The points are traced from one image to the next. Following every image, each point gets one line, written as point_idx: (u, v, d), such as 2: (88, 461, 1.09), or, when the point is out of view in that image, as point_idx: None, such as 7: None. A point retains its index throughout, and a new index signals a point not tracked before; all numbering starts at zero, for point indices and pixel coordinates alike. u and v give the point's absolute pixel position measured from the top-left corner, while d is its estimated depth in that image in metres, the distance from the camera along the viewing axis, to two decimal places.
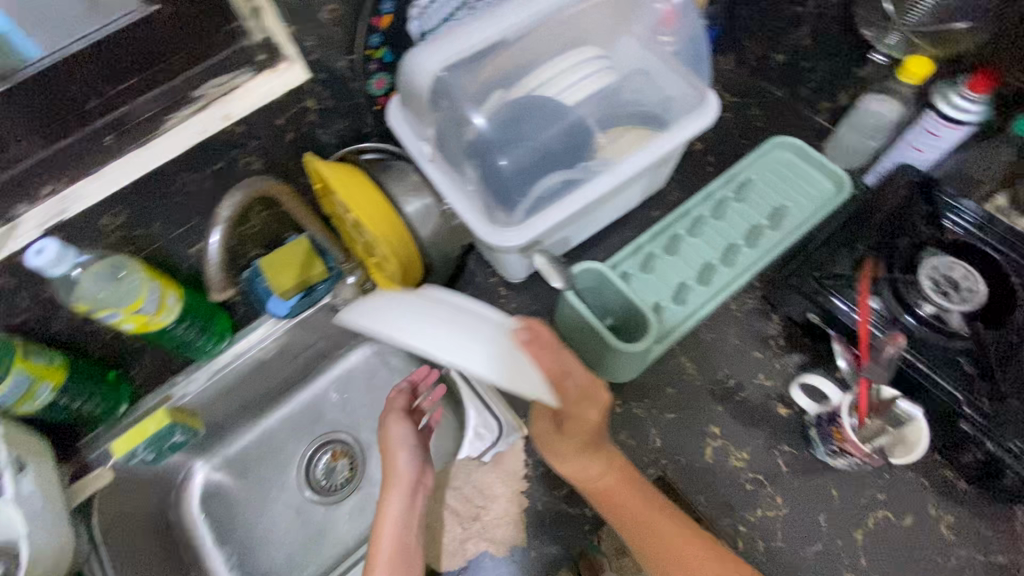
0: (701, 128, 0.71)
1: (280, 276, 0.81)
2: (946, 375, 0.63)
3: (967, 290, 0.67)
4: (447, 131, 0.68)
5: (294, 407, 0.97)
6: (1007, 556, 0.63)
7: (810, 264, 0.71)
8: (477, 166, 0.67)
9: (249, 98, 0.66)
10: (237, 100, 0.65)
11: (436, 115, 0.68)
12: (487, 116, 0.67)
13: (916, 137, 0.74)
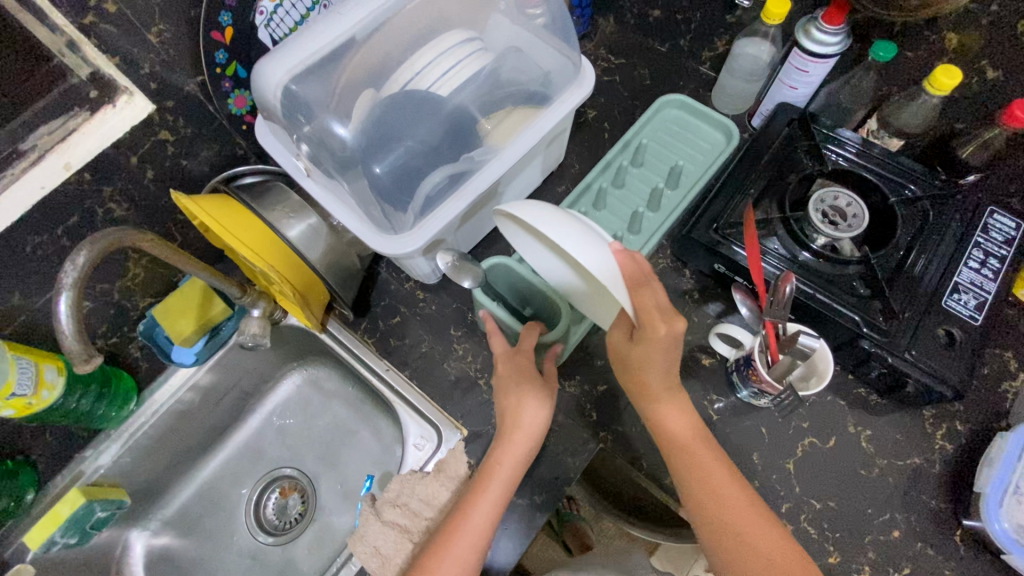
0: (580, 99, 0.72)
1: (178, 323, 0.76)
2: (845, 302, 0.66)
3: (851, 217, 0.71)
4: (318, 142, 0.63)
5: (230, 452, 0.92)
6: (922, 456, 0.67)
7: (709, 217, 0.72)
8: (358, 175, 0.64)
9: (90, 143, 0.61)
10: (77, 147, 0.60)
11: (302, 127, 0.63)
12: (358, 122, 0.63)
13: (788, 75, 0.76)
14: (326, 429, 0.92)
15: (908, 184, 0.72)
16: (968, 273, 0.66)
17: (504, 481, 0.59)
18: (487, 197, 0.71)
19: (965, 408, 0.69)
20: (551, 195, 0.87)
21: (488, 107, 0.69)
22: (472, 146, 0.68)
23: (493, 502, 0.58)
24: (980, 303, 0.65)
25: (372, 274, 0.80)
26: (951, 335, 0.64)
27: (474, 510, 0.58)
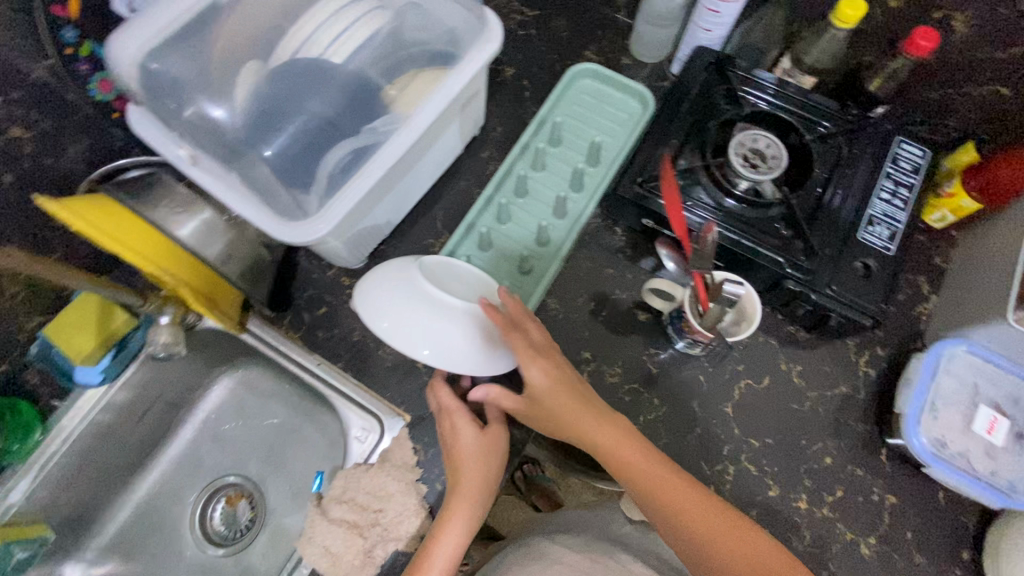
0: (490, 53, 0.65)
1: (73, 341, 0.69)
2: (768, 245, 0.66)
3: (771, 158, 0.71)
4: (202, 125, 0.58)
5: (165, 468, 0.85)
6: (849, 384, 0.71)
7: (632, 171, 0.71)
8: (253, 160, 0.59)
9: None
10: None
11: (182, 109, 0.57)
12: (245, 102, 0.58)
13: (701, 17, 0.74)
14: (266, 431, 0.88)
15: (822, 120, 0.72)
16: (880, 205, 0.68)
17: (470, 495, 0.60)
18: (399, 170, 0.64)
19: (885, 334, 0.72)
20: (475, 162, 0.83)
21: (390, 73, 0.65)
22: (375, 117, 0.62)
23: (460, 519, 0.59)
24: (893, 234, 0.67)
25: (290, 263, 0.74)
26: (868, 266, 0.66)
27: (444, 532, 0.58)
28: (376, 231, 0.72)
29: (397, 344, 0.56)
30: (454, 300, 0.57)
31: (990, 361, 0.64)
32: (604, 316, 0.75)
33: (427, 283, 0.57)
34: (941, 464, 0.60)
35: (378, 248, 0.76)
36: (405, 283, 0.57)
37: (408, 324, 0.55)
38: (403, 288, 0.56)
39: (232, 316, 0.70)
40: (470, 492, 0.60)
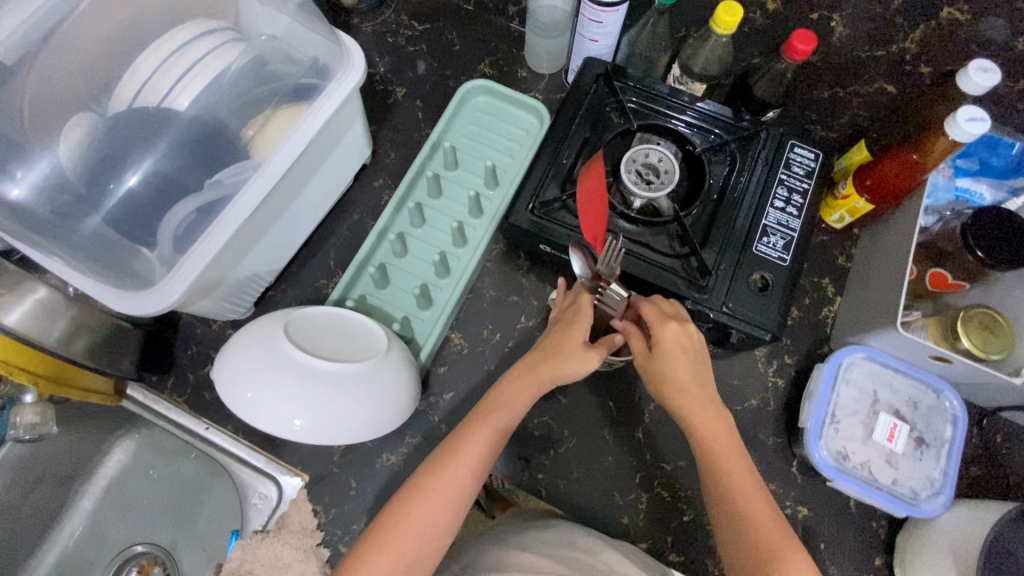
0: (351, 86, 0.61)
1: None
2: (661, 266, 0.65)
3: (664, 173, 0.69)
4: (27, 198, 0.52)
5: (66, 544, 0.80)
6: (759, 397, 0.70)
7: (521, 197, 0.68)
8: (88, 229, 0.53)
9: None
10: None
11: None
12: (70, 164, 0.53)
13: (585, 27, 0.71)
14: (175, 493, 0.82)
15: (714, 129, 0.71)
16: (775, 214, 0.67)
17: (461, 482, 0.55)
18: (265, 219, 0.60)
19: (792, 342, 0.71)
20: (368, 192, 0.78)
21: (244, 114, 0.59)
22: (227, 166, 0.57)
23: (449, 500, 0.54)
24: (788, 243, 0.66)
25: (167, 322, 0.69)
26: (765, 280, 0.64)
27: (422, 512, 0.53)
28: (255, 281, 0.67)
29: (263, 423, 0.52)
30: (331, 368, 0.53)
31: (888, 366, 0.64)
32: (510, 347, 0.72)
33: (299, 350, 0.53)
34: (844, 477, 0.60)
35: (267, 295, 0.72)
36: (271, 352, 0.53)
37: (272, 403, 0.51)
38: (263, 360, 0.52)
39: (100, 387, 0.64)
40: (461, 480, 0.55)
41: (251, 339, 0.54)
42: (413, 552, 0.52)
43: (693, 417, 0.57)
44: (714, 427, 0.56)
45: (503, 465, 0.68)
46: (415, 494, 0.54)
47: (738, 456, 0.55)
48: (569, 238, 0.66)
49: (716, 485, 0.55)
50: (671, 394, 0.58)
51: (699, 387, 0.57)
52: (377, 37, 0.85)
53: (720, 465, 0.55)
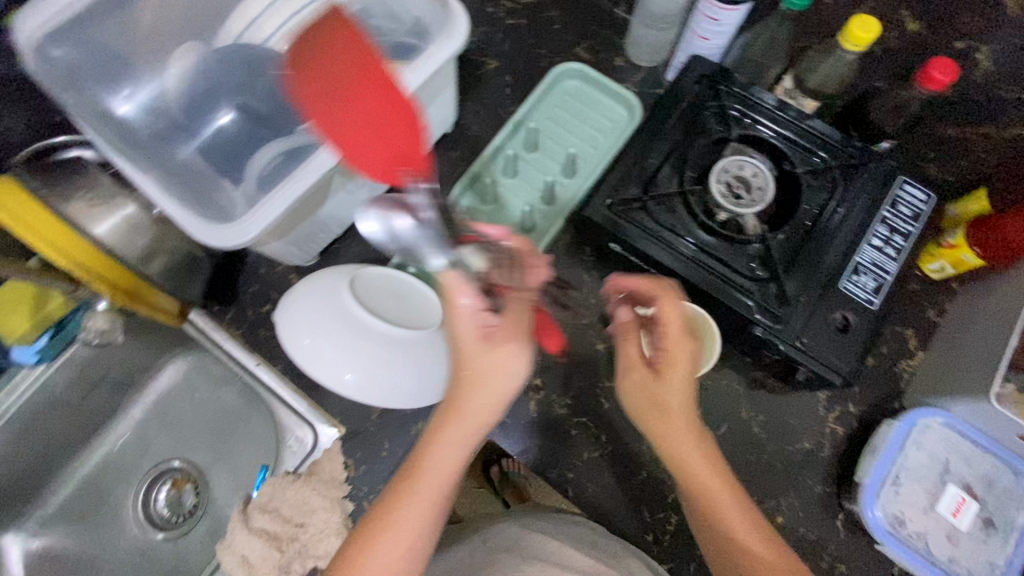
0: (452, 51, 0.59)
1: (6, 320, 0.66)
2: (735, 286, 0.61)
3: (755, 189, 0.65)
4: (133, 112, 0.55)
5: (114, 444, 0.86)
6: (813, 441, 0.66)
7: (601, 190, 0.65)
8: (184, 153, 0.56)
9: None
10: None
11: (108, 96, 0.54)
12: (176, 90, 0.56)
13: (699, 24, 0.67)
14: (216, 418, 0.86)
15: (819, 151, 0.66)
16: (869, 252, 0.62)
17: (448, 472, 0.50)
18: (346, 171, 0.60)
19: (860, 390, 0.67)
20: (444, 162, 0.78)
21: None
22: None
23: (427, 501, 0.48)
24: (879, 286, 0.61)
25: (235, 257, 0.71)
26: (846, 321, 0.60)
27: (402, 520, 0.47)
28: (324, 231, 0.67)
29: (314, 368, 0.54)
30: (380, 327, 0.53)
31: (968, 437, 0.59)
32: (561, 341, 0.70)
33: (350, 301, 0.54)
34: (895, 543, 0.56)
35: (331, 247, 0.72)
36: (328, 301, 0.54)
37: (325, 354, 0.53)
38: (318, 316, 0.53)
39: (165, 307, 0.66)
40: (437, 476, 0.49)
41: (311, 283, 0.55)
42: (396, 564, 0.46)
43: (681, 464, 0.51)
44: (698, 482, 0.50)
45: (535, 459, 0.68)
46: (379, 531, 0.47)
47: (730, 502, 0.49)
48: (644, 242, 0.63)
49: (716, 544, 0.49)
50: (653, 430, 0.53)
51: (674, 421, 0.52)
52: (478, 4, 0.83)
53: (716, 517, 0.49)
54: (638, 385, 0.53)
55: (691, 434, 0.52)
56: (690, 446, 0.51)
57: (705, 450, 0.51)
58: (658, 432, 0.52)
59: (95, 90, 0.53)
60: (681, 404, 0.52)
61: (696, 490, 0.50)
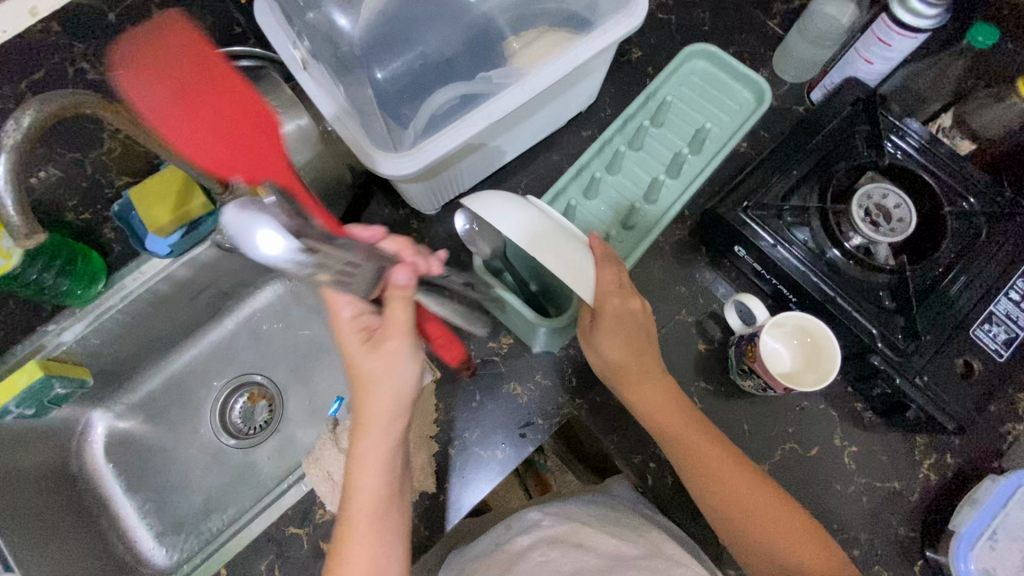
0: (626, 31, 0.59)
1: (152, 209, 0.70)
2: (863, 310, 0.61)
3: (896, 220, 0.64)
4: (313, 31, 0.56)
5: (203, 348, 0.89)
6: (903, 483, 0.65)
7: (738, 192, 0.65)
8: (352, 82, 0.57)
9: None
10: None
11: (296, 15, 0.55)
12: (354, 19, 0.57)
13: (867, 46, 0.66)
14: (302, 342, 0.89)
15: (967, 195, 0.64)
16: (1005, 304, 0.62)
17: (387, 432, 0.52)
18: (500, 127, 0.61)
19: (961, 441, 0.65)
20: (574, 139, 0.79)
21: (520, 24, 0.61)
22: (494, 67, 0.59)
23: (378, 461, 0.51)
24: (1010, 339, 0.61)
25: (365, 192, 0.74)
26: (969, 366, 0.60)
27: (368, 481, 0.51)
28: (459, 182, 0.69)
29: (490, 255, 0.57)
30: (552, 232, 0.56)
31: None
32: (662, 333, 0.71)
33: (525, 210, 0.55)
34: None
35: (455, 199, 0.75)
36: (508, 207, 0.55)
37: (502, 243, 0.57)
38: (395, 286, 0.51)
39: None
40: (389, 418, 0.51)
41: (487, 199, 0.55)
42: (377, 520, 0.50)
43: (662, 424, 0.57)
44: (695, 443, 0.56)
45: (616, 441, 0.69)
46: (361, 462, 0.51)
47: (721, 455, 0.56)
48: (778, 249, 0.63)
49: (710, 488, 0.55)
50: (623, 381, 0.58)
51: (643, 373, 0.58)
52: None
53: (697, 457, 0.56)
54: (622, 333, 0.55)
55: (655, 384, 0.58)
56: (661, 402, 0.58)
57: (682, 409, 0.58)
58: (633, 384, 0.58)
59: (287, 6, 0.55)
60: (643, 360, 0.58)
61: (691, 441, 0.56)
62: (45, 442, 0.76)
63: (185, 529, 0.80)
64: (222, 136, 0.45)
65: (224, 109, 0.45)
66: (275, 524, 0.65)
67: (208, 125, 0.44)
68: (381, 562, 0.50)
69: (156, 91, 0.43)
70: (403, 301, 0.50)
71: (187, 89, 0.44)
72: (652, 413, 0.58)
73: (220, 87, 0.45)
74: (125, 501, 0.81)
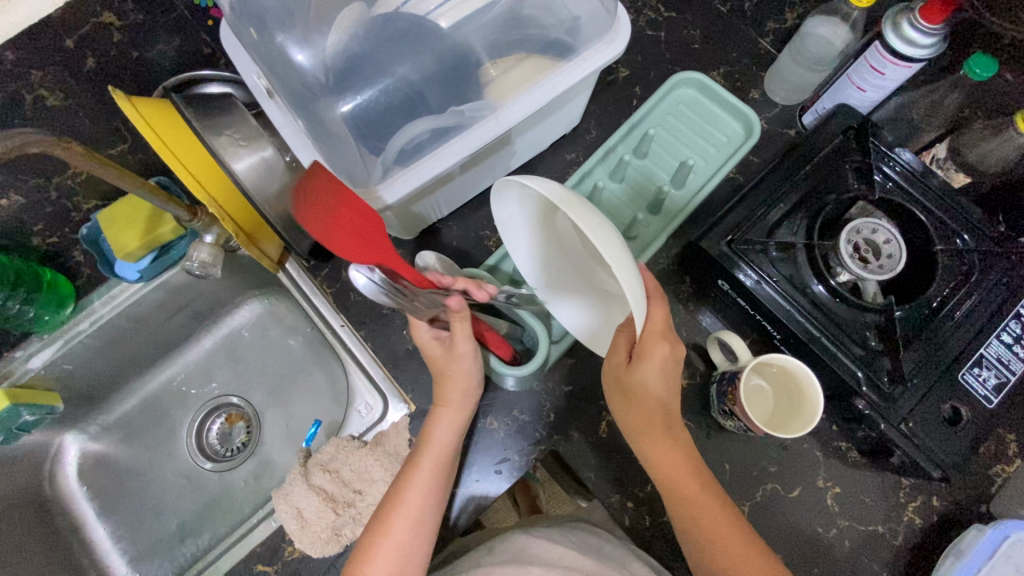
0: (606, 60, 0.57)
1: (121, 235, 0.68)
2: (847, 353, 0.59)
3: (885, 256, 0.62)
4: (273, 59, 0.53)
5: (178, 369, 0.88)
6: (886, 526, 0.63)
7: (723, 225, 0.63)
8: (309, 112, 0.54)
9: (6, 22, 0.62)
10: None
11: (254, 43, 0.53)
12: (313, 54, 0.53)
13: (859, 73, 0.64)
14: (280, 362, 0.87)
15: (962, 231, 0.62)
16: (997, 346, 0.60)
17: (444, 452, 0.58)
18: (476, 158, 0.60)
19: (950, 485, 0.63)
20: (558, 162, 0.77)
21: (496, 48, 0.58)
22: (466, 99, 0.56)
23: (433, 468, 0.57)
24: (1000, 384, 0.59)
25: None
26: (956, 412, 0.58)
27: (416, 492, 0.55)
28: (436, 209, 0.68)
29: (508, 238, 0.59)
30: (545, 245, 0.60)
31: None
32: None
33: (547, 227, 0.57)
34: None
35: (432, 226, 0.73)
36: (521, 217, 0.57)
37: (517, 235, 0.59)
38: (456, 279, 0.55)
39: (271, 255, 0.68)
40: (446, 445, 0.58)
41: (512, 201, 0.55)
42: (413, 532, 0.54)
43: (678, 481, 0.55)
44: (695, 495, 0.54)
45: (594, 476, 0.68)
46: (394, 502, 0.55)
47: (723, 516, 0.54)
48: (762, 287, 0.61)
49: (702, 543, 0.53)
50: (642, 433, 0.56)
51: (666, 428, 0.55)
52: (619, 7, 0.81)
53: (697, 511, 0.54)
54: (661, 375, 0.53)
55: (674, 440, 0.56)
56: (674, 458, 0.55)
57: (694, 463, 0.56)
58: (646, 436, 0.56)
59: (246, 39, 0.53)
60: (669, 413, 0.56)
61: (685, 498, 0.54)
62: (15, 469, 0.74)
63: (159, 554, 0.79)
64: (365, 238, 0.44)
65: (365, 226, 0.45)
66: (243, 561, 0.64)
67: (344, 233, 0.43)
68: (408, 558, 0.53)
69: (320, 210, 0.42)
70: (465, 322, 0.55)
71: (337, 208, 0.43)
72: (662, 469, 0.56)
73: (356, 205, 0.44)
74: (99, 526, 0.79)
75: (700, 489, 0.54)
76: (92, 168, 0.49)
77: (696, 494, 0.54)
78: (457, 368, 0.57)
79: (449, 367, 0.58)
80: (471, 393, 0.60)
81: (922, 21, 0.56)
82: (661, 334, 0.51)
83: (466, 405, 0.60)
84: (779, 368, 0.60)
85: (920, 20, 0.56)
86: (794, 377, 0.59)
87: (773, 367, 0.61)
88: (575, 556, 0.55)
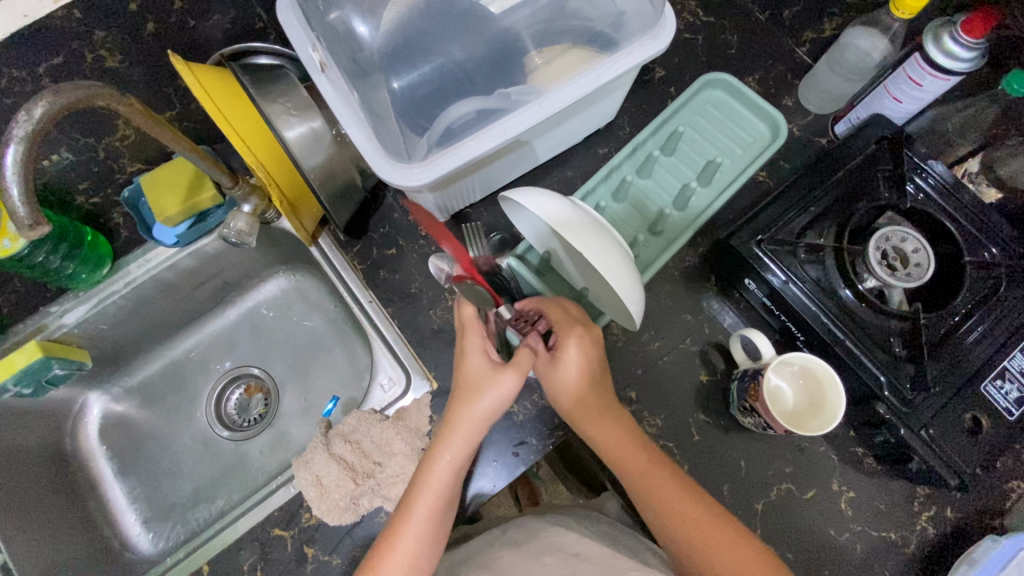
0: (651, 54, 0.56)
1: (161, 199, 0.70)
2: (870, 356, 0.59)
3: (913, 265, 0.62)
4: (334, 36, 0.55)
5: (203, 337, 0.89)
6: (898, 533, 0.63)
7: (753, 224, 0.63)
8: (360, 86, 0.55)
9: None
10: None
11: (315, 20, 0.55)
12: (375, 28, 0.57)
13: (897, 83, 0.65)
14: (301, 337, 0.88)
15: (990, 244, 0.62)
16: (1019, 360, 0.60)
17: (440, 493, 0.55)
18: (517, 142, 0.61)
19: (964, 497, 0.63)
20: (590, 156, 0.78)
21: (543, 38, 0.59)
22: (513, 82, 0.57)
23: (427, 515, 0.54)
24: (1022, 398, 0.59)
25: (376, 197, 0.74)
26: (976, 423, 0.58)
27: (410, 534, 0.53)
28: (467, 195, 0.69)
29: (514, 221, 0.64)
30: (541, 238, 0.64)
31: None
32: (664, 361, 0.70)
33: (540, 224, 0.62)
34: None
35: (464, 210, 0.74)
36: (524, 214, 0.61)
37: (524, 221, 0.63)
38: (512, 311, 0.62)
39: (308, 228, 0.71)
40: (442, 488, 0.55)
41: (522, 194, 0.59)
42: None
43: (629, 463, 0.56)
44: (658, 481, 0.55)
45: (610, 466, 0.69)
46: (384, 551, 0.53)
47: (707, 516, 0.53)
48: (790, 287, 0.61)
49: (682, 539, 0.52)
50: (581, 417, 0.58)
51: (603, 408, 0.58)
52: None
53: (678, 518, 0.53)
54: (583, 360, 0.57)
55: (614, 420, 0.58)
56: (624, 440, 0.57)
57: (656, 457, 0.57)
58: (587, 421, 0.58)
59: (308, 14, 0.55)
60: (602, 394, 0.59)
61: (656, 491, 0.55)
62: (41, 421, 0.76)
63: (172, 517, 0.80)
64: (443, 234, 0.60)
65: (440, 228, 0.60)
66: (260, 524, 0.65)
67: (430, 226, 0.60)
68: None
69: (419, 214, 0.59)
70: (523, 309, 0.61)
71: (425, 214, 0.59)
72: (611, 448, 0.58)
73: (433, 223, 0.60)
74: (115, 485, 0.80)
75: (693, 494, 0.55)
76: (151, 129, 0.51)
77: (662, 489, 0.55)
78: (481, 391, 0.56)
79: (463, 403, 0.56)
80: (476, 431, 0.56)
81: (962, 35, 0.57)
82: (594, 348, 0.58)
83: (474, 438, 0.57)
84: (806, 368, 0.61)
85: (960, 33, 0.57)
86: (822, 379, 0.59)
87: (794, 367, 0.62)
88: (587, 543, 0.56)
